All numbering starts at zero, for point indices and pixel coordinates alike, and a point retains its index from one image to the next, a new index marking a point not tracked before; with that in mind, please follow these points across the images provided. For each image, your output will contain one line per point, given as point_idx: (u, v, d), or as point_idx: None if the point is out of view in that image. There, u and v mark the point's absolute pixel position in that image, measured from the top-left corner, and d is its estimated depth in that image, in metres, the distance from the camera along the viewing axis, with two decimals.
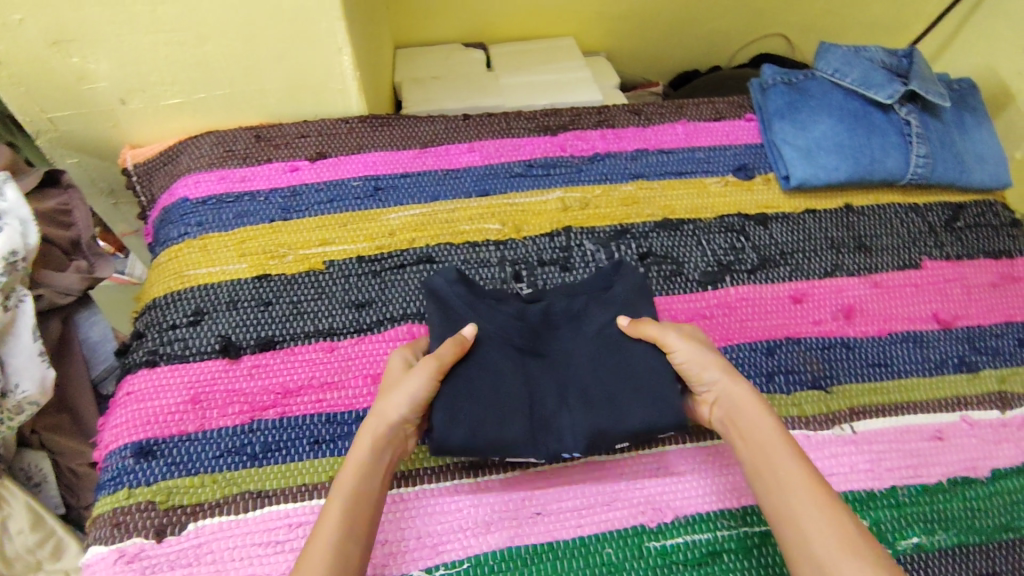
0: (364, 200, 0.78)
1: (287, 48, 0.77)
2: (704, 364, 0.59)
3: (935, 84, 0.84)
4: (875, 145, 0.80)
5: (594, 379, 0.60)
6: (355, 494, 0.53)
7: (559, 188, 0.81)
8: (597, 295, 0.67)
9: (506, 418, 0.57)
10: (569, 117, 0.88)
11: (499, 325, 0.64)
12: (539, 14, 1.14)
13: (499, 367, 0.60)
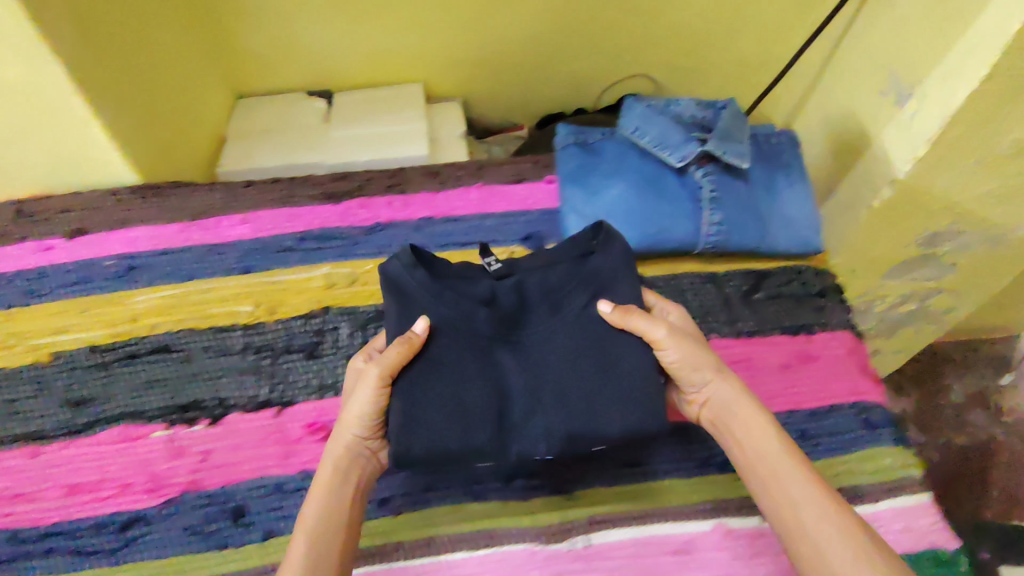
0: (114, 282, 0.73)
1: (30, 124, 0.73)
2: (701, 365, 0.58)
3: (740, 141, 0.77)
4: (664, 212, 0.74)
5: (570, 377, 0.58)
6: (320, 521, 0.53)
7: (328, 264, 0.75)
8: (576, 265, 0.63)
9: (469, 426, 0.55)
10: (359, 182, 0.82)
11: (460, 310, 0.60)
12: (382, 60, 1.08)
13: (461, 366, 0.57)
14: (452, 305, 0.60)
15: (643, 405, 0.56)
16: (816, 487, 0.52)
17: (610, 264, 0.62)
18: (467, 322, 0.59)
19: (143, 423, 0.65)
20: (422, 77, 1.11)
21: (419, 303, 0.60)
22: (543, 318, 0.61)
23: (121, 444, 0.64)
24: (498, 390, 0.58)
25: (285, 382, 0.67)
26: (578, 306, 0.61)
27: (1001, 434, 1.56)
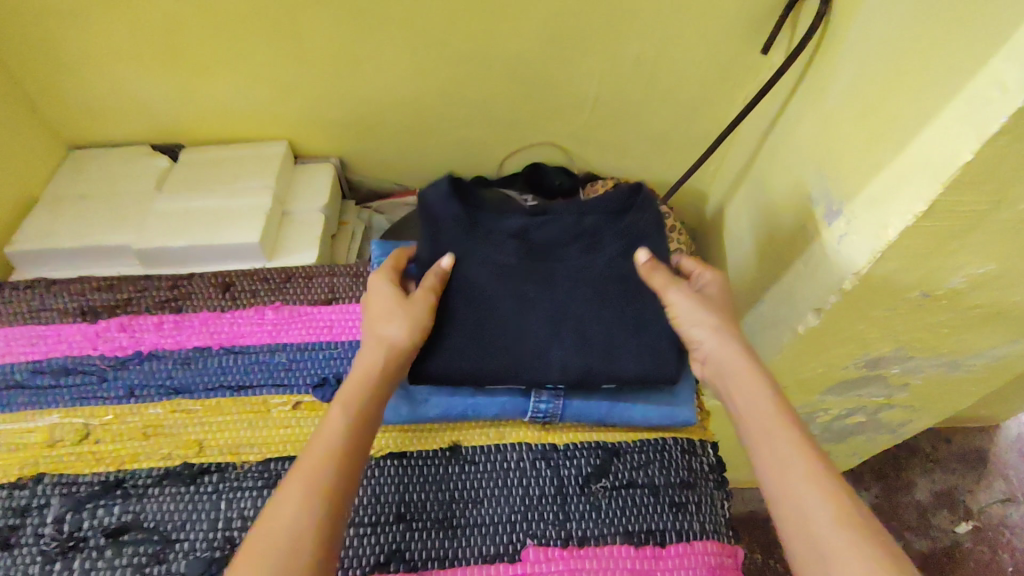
0: None
1: None
2: (711, 318, 0.57)
3: None
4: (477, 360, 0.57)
5: (590, 319, 0.59)
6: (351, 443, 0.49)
7: (59, 410, 0.60)
8: (612, 212, 0.62)
9: (485, 354, 0.57)
10: (129, 294, 0.66)
11: (490, 250, 0.60)
12: (233, 116, 0.92)
13: (488, 298, 0.58)
14: (477, 251, 0.60)
15: (657, 356, 0.58)
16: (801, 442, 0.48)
17: (646, 225, 0.62)
18: (496, 258, 0.59)
19: None
20: (285, 136, 0.96)
21: (450, 234, 0.60)
22: (573, 255, 0.61)
23: None
24: (520, 321, 0.58)
25: None
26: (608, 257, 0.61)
27: (972, 539, 1.23)
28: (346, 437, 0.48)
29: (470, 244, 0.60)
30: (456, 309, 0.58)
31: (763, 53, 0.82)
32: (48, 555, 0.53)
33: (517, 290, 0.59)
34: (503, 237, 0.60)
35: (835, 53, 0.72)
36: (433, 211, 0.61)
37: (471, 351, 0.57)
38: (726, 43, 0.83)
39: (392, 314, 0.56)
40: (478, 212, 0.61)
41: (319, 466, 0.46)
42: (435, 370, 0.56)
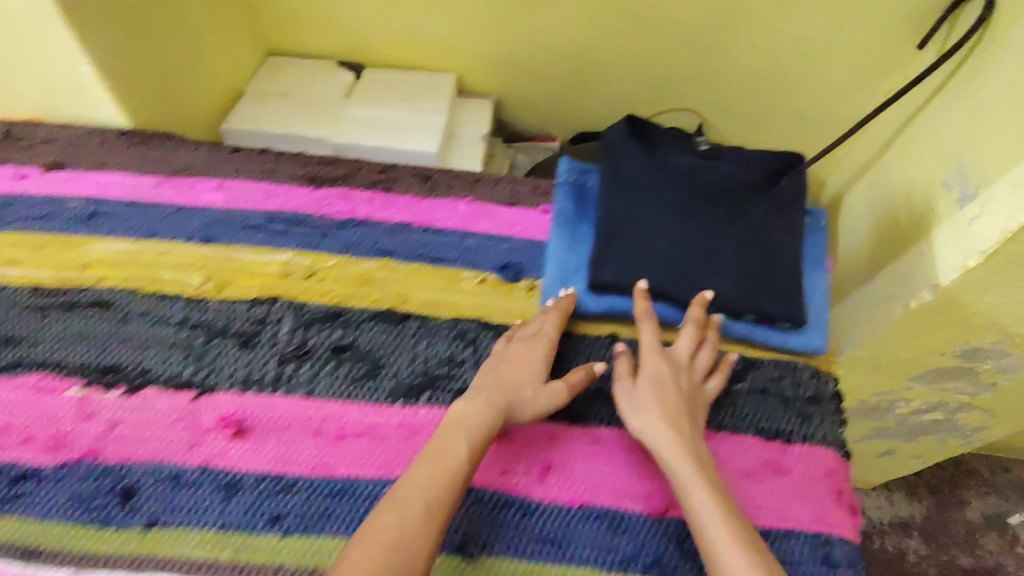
0: (74, 224, 0.71)
1: (16, 58, 0.73)
2: (644, 408, 0.60)
3: (751, 220, 0.70)
4: (650, 251, 0.68)
5: (741, 255, 0.69)
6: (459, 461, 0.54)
7: (290, 250, 0.71)
8: (769, 173, 0.73)
9: (649, 268, 0.67)
10: (345, 171, 0.78)
11: (667, 189, 0.70)
12: (420, 44, 1.04)
13: (658, 220, 0.69)
14: (655, 178, 0.71)
15: (792, 298, 0.68)
16: (723, 516, 0.51)
17: (790, 189, 0.73)
18: (669, 195, 0.70)
19: (65, 377, 0.62)
20: (458, 68, 1.07)
21: (630, 171, 0.72)
22: (733, 202, 0.71)
23: (36, 395, 0.62)
24: (681, 247, 0.68)
25: (212, 366, 0.64)
26: (762, 210, 0.71)
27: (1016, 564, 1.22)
28: (466, 472, 0.54)
29: (649, 173, 0.71)
30: (631, 227, 0.69)
31: (919, 47, 0.89)
32: (284, 355, 0.65)
33: (686, 222, 0.69)
34: (678, 175, 0.71)
35: (996, 53, 0.77)
36: (616, 146, 0.73)
37: (640, 264, 0.67)
38: (883, 37, 0.90)
39: (539, 393, 0.61)
40: (655, 151, 0.73)
41: (440, 497, 0.51)
42: (606, 275, 0.67)
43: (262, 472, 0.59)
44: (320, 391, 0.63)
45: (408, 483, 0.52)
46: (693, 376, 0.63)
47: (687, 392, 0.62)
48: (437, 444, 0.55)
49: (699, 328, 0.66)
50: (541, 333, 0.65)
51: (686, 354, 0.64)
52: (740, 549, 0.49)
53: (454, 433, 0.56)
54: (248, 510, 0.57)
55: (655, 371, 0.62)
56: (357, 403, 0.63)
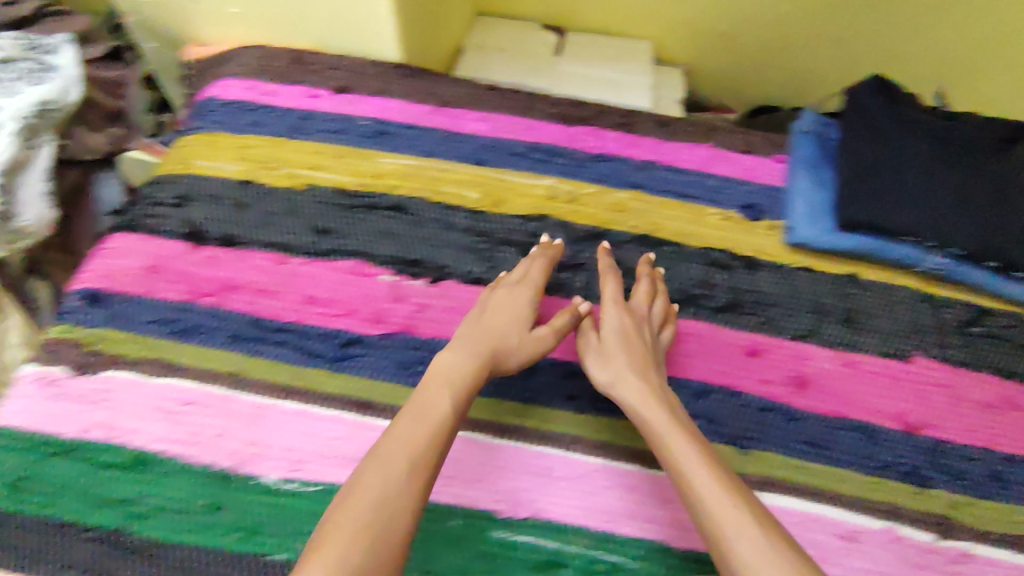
0: (365, 139, 0.80)
1: None
2: (610, 363, 0.63)
3: (1002, 173, 0.74)
4: (903, 195, 0.74)
5: (994, 204, 0.73)
6: (437, 413, 0.55)
7: (553, 176, 0.79)
8: (1012, 134, 0.78)
9: (902, 211, 0.73)
10: (593, 111, 0.85)
11: (917, 142, 0.76)
12: (624, 10, 1.10)
13: (909, 169, 0.75)
14: (905, 132, 0.77)
15: None
16: (715, 473, 0.53)
17: None
18: (920, 146, 0.76)
19: (375, 265, 0.71)
20: (657, 34, 1.13)
21: (879, 125, 0.78)
22: (982, 156, 0.76)
23: (351, 277, 0.71)
24: (933, 193, 0.73)
25: (499, 267, 0.72)
26: (1012, 165, 0.75)
27: None
28: (450, 425, 0.55)
29: (899, 126, 0.78)
30: (882, 173, 0.75)
31: None
32: (562, 264, 0.73)
33: (939, 170, 0.74)
34: (927, 130, 0.77)
35: None
36: (863, 103, 0.81)
37: (894, 207, 0.73)
38: None
39: (521, 339, 0.64)
40: (902, 108, 0.80)
41: (426, 453, 0.53)
42: (860, 214, 0.74)
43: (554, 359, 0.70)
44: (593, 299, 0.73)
45: (396, 437, 0.53)
46: (651, 330, 0.67)
47: (650, 344, 0.65)
48: (426, 397, 0.57)
49: (649, 283, 0.71)
50: (528, 279, 0.68)
51: (644, 307, 0.68)
52: (737, 504, 0.51)
53: (439, 384, 0.58)
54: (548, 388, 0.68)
55: (618, 325, 0.66)
56: None
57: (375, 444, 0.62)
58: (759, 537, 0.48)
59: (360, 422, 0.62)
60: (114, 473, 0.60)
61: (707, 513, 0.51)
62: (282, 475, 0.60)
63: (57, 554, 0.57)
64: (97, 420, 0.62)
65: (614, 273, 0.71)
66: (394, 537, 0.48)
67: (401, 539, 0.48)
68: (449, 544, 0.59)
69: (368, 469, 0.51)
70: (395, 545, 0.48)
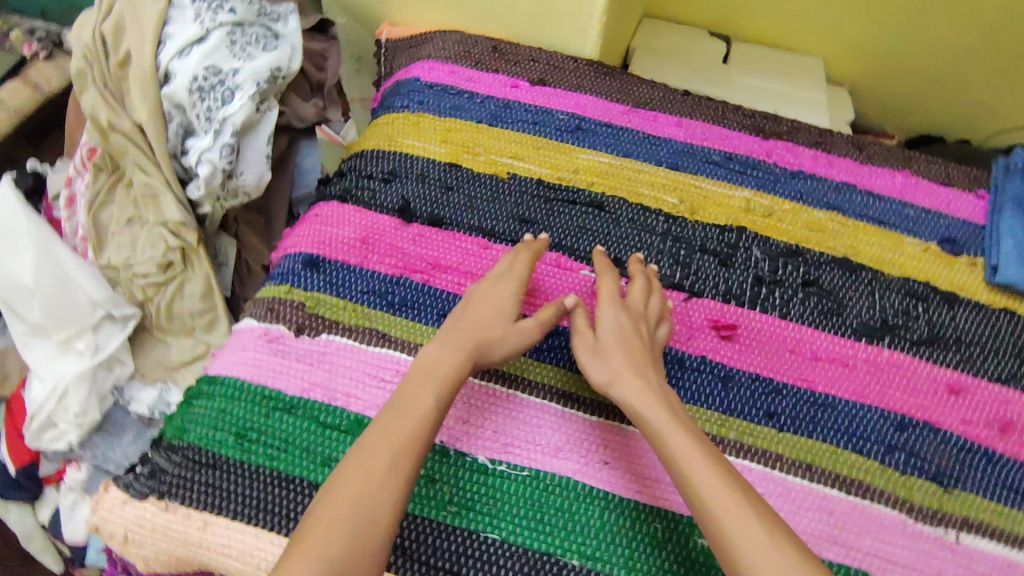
0: (563, 133, 0.82)
1: None
2: (609, 360, 0.62)
3: None
4: None
5: None
6: (422, 410, 0.55)
7: (748, 189, 0.78)
8: None
9: None
10: (787, 127, 0.84)
11: None
12: (798, 25, 1.09)
13: None
14: None
15: None
16: (718, 472, 0.53)
17: None
18: None
19: (575, 259, 0.73)
20: (826, 53, 1.12)
21: None
22: None
23: (554, 270, 0.72)
24: None
25: (698, 275, 0.71)
26: None
27: None
28: (432, 421, 0.55)
29: None
30: None
31: None
32: (760, 278, 0.71)
33: None
34: None
35: None
36: None
37: None
38: None
39: (507, 333, 0.63)
40: None
41: (407, 447, 0.53)
42: None
43: (754, 373, 0.66)
44: (795, 316, 0.69)
45: (375, 435, 0.54)
46: (648, 326, 0.65)
47: (648, 341, 0.64)
48: (408, 394, 0.56)
49: (645, 282, 0.68)
50: (514, 273, 0.67)
51: (641, 303, 0.66)
52: (739, 504, 0.50)
53: (425, 382, 0.57)
54: (746, 402, 0.64)
55: (614, 321, 0.64)
56: (827, 334, 0.68)
57: (577, 436, 0.62)
58: (765, 541, 0.48)
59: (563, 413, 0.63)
60: (336, 436, 0.60)
61: (712, 515, 0.50)
62: (493, 457, 0.60)
63: (289, 507, 0.57)
64: (316, 381, 0.63)
65: (607, 270, 0.69)
66: (376, 532, 0.49)
67: (379, 532, 0.49)
68: (651, 545, 0.56)
69: (347, 468, 0.51)
70: (374, 537, 0.48)
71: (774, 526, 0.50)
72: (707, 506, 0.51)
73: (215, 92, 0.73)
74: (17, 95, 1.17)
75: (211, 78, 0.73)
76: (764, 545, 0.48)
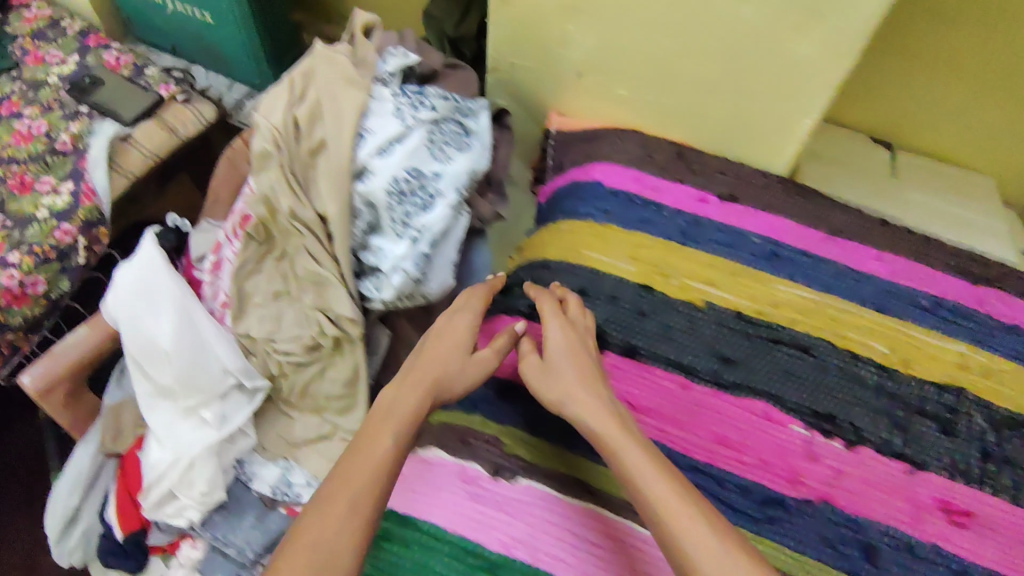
0: (759, 260, 0.77)
1: (737, 93, 0.78)
2: (558, 378, 0.63)
3: None
4: None
5: None
6: (376, 451, 0.56)
7: (961, 342, 0.73)
8: None
9: None
10: (995, 273, 0.79)
11: None
12: (972, 142, 1.02)
13: None
14: None
15: None
16: (661, 471, 0.53)
17: None
18: None
19: (785, 412, 0.67)
20: (1002, 173, 1.05)
21: None
22: None
23: (762, 422, 0.67)
24: None
25: (920, 445, 0.66)
26: None
27: None
28: (391, 465, 0.56)
29: None
30: None
31: None
32: (988, 453, 0.66)
33: None
34: None
35: None
36: None
37: None
38: None
39: (463, 371, 0.65)
40: None
41: (367, 491, 0.53)
42: None
43: (991, 570, 0.61)
44: None
45: (333, 482, 0.54)
46: (588, 337, 0.67)
47: (593, 355, 0.65)
48: (365, 440, 0.57)
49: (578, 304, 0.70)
50: (469, 308, 0.71)
51: (581, 317, 0.68)
52: (678, 498, 0.50)
53: (381, 424, 0.58)
54: None
55: (557, 334, 0.65)
56: None
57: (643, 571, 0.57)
58: (711, 538, 0.48)
59: (620, 529, 0.60)
60: None
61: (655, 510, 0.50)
62: None
63: None
64: (517, 537, 0.60)
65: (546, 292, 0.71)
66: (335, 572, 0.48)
67: (334, 565, 0.49)
68: None
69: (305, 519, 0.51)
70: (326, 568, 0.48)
71: (722, 522, 0.49)
72: (658, 516, 0.50)
73: (415, 196, 0.70)
74: (154, 138, 1.17)
75: (412, 181, 0.70)
76: (709, 540, 0.47)
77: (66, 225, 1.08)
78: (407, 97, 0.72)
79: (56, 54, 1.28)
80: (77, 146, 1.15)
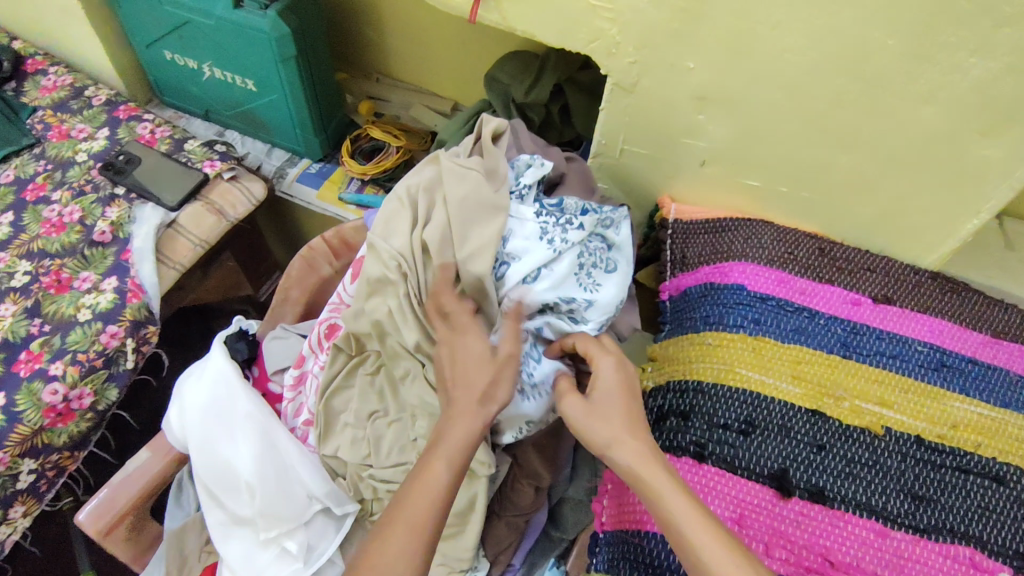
0: (929, 372, 0.69)
1: (895, 189, 0.70)
2: (608, 421, 0.56)
3: None
4: None
5: None
6: (435, 484, 0.54)
7: None
8: None
9: None
10: None
11: None
12: None
13: None
14: None
15: None
16: (719, 530, 0.50)
17: None
18: None
19: (993, 558, 0.59)
20: None
21: None
22: None
23: (970, 571, 0.59)
24: None
25: None
26: None
27: None
28: (445, 493, 0.54)
29: None
30: None
31: None
32: None
33: None
34: None
35: None
36: None
37: None
38: None
39: (499, 377, 0.58)
40: None
41: (428, 520, 0.52)
42: None
43: None
44: None
45: (397, 512, 0.53)
46: (631, 372, 0.61)
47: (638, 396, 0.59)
48: (418, 472, 0.54)
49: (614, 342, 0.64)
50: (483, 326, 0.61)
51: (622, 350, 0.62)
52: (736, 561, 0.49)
53: (433, 456, 0.55)
54: None
55: (608, 374, 0.59)
56: None
57: None
58: None
59: None
60: None
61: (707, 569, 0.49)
62: None
63: None
64: None
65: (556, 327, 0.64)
66: None
67: None
68: None
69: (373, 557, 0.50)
70: None
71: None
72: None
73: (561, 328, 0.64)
74: (203, 224, 1.08)
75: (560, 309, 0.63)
76: None
77: (112, 327, 0.97)
78: (553, 214, 0.65)
79: (83, 128, 1.16)
80: (119, 236, 1.04)
